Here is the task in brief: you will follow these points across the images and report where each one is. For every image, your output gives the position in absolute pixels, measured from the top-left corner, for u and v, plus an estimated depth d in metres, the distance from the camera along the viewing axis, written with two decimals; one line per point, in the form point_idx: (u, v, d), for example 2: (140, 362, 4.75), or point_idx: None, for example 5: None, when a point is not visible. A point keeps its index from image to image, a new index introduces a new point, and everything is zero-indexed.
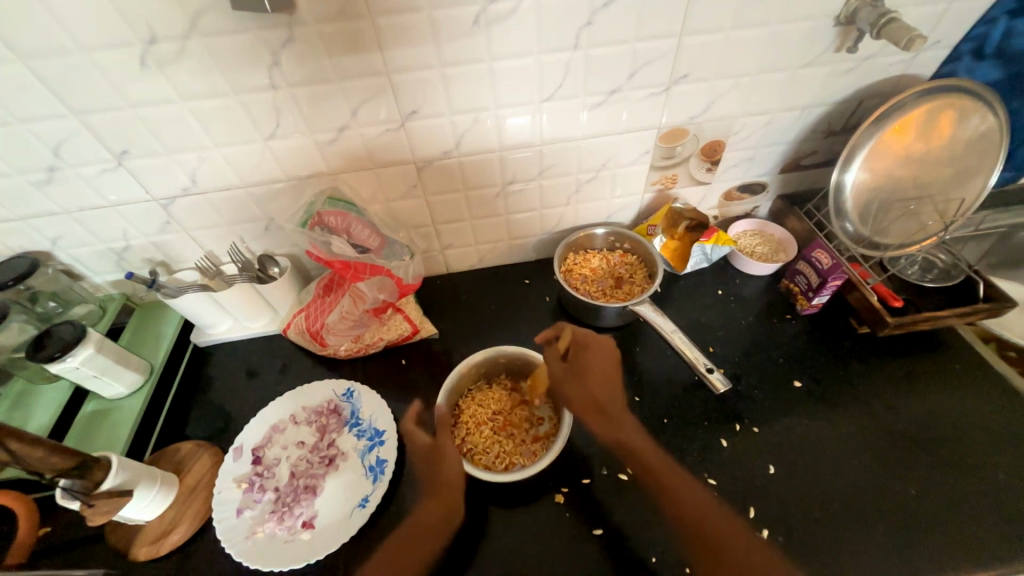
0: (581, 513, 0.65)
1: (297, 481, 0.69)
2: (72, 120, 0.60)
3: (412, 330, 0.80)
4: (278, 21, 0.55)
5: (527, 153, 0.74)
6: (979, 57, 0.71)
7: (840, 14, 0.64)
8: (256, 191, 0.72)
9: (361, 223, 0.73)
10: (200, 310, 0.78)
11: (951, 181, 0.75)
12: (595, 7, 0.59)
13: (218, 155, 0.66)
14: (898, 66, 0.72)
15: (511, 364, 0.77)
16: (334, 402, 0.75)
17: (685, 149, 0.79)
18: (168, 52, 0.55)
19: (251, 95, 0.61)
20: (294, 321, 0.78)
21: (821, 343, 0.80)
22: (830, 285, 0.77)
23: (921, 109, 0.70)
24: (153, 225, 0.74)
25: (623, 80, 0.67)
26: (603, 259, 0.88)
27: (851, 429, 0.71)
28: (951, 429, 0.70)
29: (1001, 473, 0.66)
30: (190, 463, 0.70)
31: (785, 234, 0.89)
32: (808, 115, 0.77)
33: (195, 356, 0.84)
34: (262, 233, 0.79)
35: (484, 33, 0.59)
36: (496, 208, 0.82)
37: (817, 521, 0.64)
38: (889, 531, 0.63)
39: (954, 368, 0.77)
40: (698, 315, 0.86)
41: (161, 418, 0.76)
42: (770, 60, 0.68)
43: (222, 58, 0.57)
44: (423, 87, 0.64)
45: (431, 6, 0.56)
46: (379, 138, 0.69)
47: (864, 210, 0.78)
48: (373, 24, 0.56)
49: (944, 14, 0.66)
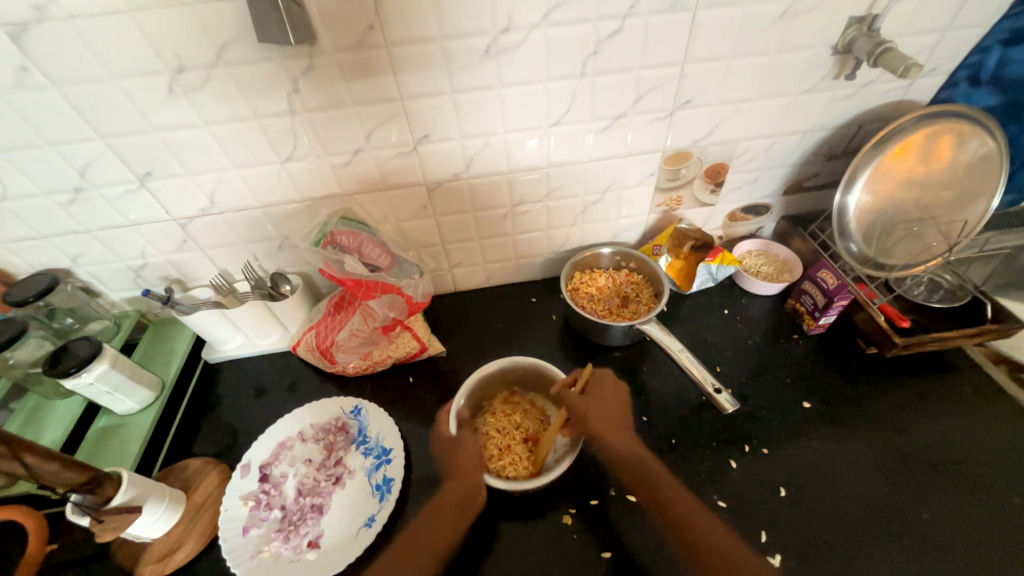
0: (590, 536, 0.64)
1: (304, 499, 0.69)
2: (100, 143, 0.62)
3: (420, 348, 0.81)
4: (300, 51, 0.57)
5: (535, 174, 0.76)
6: (975, 83, 0.73)
7: (837, 42, 0.66)
8: (271, 211, 0.74)
9: (372, 242, 0.75)
10: (212, 327, 0.79)
11: (953, 204, 0.76)
12: (601, 37, 0.62)
13: (236, 176, 0.69)
14: (896, 93, 0.74)
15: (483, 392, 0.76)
16: (342, 419, 0.76)
17: (689, 171, 0.81)
18: (195, 80, 0.58)
19: (272, 120, 0.63)
20: (305, 338, 0.80)
21: (829, 362, 0.80)
22: (836, 305, 0.77)
23: (920, 134, 0.72)
24: (171, 244, 0.76)
25: (628, 106, 0.70)
26: (609, 278, 0.89)
27: (863, 451, 0.70)
28: (963, 451, 0.70)
29: (1018, 498, 0.65)
30: (197, 479, 0.71)
31: (790, 255, 0.90)
32: (810, 139, 0.79)
33: (206, 372, 0.85)
34: (276, 252, 0.81)
35: (494, 62, 0.62)
36: (503, 228, 0.84)
37: (830, 544, 0.63)
38: (906, 558, 0.61)
39: (963, 389, 0.76)
40: (705, 335, 0.86)
41: (171, 434, 0.77)
42: (771, 86, 0.70)
43: (245, 85, 0.60)
44: (436, 112, 0.66)
45: (444, 36, 0.59)
46: (392, 161, 0.71)
47: (868, 231, 0.78)
48: (388, 53, 0.59)
49: (939, 44, 0.68)
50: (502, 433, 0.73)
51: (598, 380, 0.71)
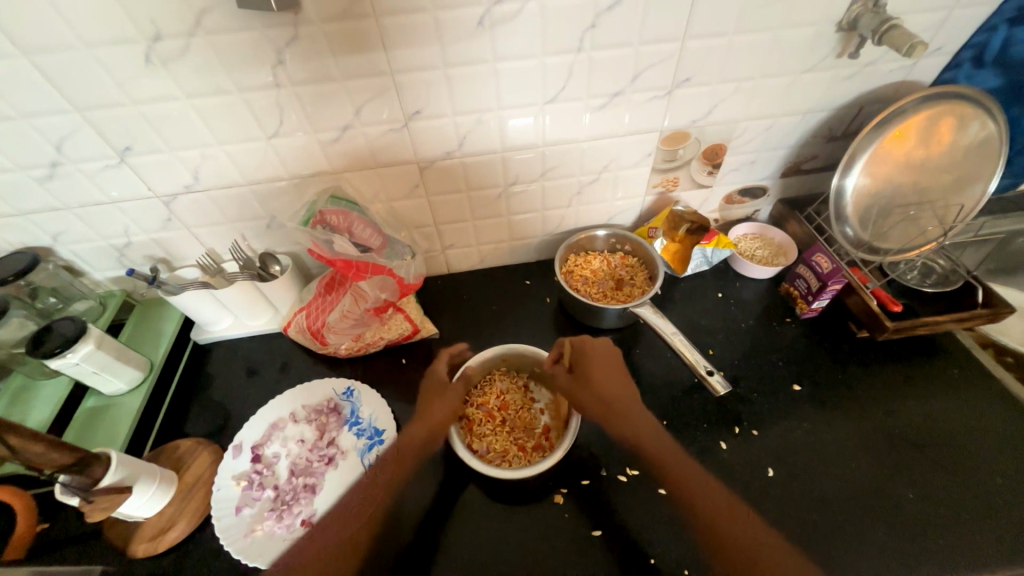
0: (581, 514, 0.65)
1: (296, 479, 0.69)
2: (75, 116, 0.60)
3: (413, 329, 0.80)
4: (284, 19, 0.55)
5: (530, 154, 0.75)
6: (979, 64, 0.72)
7: (841, 20, 0.64)
8: (258, 190, 0.72)
9: (362, 222, 0.73)
10: (200, 307, 0.78)
11: (950, 188, 0.76)
12: (599, 9, 0.59)
13: (221, 153, 0.67)
14: (899, 73, 0.73)
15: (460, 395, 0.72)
16: (334, 400, 0.75)
17: (686, 152, 0.79)
18: (174, 50, 0.55)
19: (256, 93, 0.61)
20: (296, 319, 0.79)
21: (820, 345, 0.81)
22: (830, 289, 0.77)
23: (922, 116, 0.71)
24: (156, 222, 0.74)
25: (626, 83, 0.68)
26: (604, 261, 0.89)
27: (848, 432, 0.71)
28: (949, 435, 0.71)
29: (999, 478, 0.66)
30: (189, 459, 0.70)
31: (785, 238, 0.90)
32: (810, 120, 0.78)
33: (196, 353, 0.84)
34: (264, 231, 0.79)
35: (488, 35, 0.59)
36: (497, 209, 0.83)
37: (815, 523, 0.64)
38: (887, 536, 0.63)
39: (951, 373, 0.77)
40: (698, 317, 0.86)
41: (161, 415, 0.76)
42: (772, 65, 0.69)
43: (226, 56, 0.57)
44: (427, 87, 0.64)
45: (436, 6, 0.56)
46: (382, 138, 0.69)
47: (865, 214, 0.78)
48: (378, 24, 0.57)
49: (945, 22, 0.67)
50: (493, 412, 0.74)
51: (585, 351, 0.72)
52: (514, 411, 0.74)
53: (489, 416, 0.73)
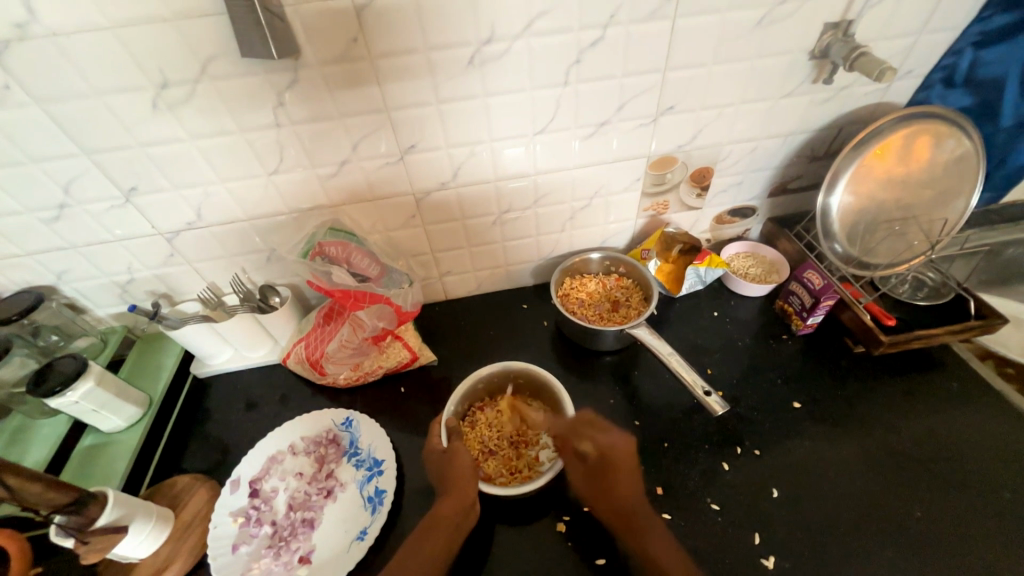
0: (585, 543, 0.64)
1: (294, 513, 0.68)
2: (84, 159, 0.62)
3: (412, 357, 0.80)
4: (284, 65, 0.58)
5: (523, 182, 0.77)
6: (950, 85, 0.74)
7: (813, 48, 0.68)
8: (259, 224, 0.74)
9: (360, 253, 0.75)
10: (202, 341, 0.79)
11: (934, 203, 0.78)
12: (583, 46, 0.62)
13: (223, 190, 0.69)
14: (874, 95, 0.76)
15: (469, 435, 0.73)
16: (333, 431, 0.75)
17: (674, 176, 0.82)
18: (179, 95, 0.58)
19: (257, 133, 0.63)
20: (295, 350, 0.79)
21: (818, 362, 0.81)
22: (823, 305, 0.78)
23: (898, 134, 0.73)
24: (158, 258, 0.76)
25: (612, 113, 0.70)
26: (599, 283, 0.90)
27: (852, 449, 0.71)
28: (954, 450, 0.70)
29: (1007, 493, 0.66)
30: (186, 497, 0.69)
31: (777, 256, 0.91)
32: (792, 142, 0.81)
33: (195, 387, 0.85)
34: (264, 264, 0.80)
35: (478, 72, 0.62)
36: (493, 235, 0.84)
37: (823, 546, 0.63)
38: (897, 557, 0.61)
39: (951, 386, 0.77)
40: (695, 338, 0.87)
41: (158, 451, 0.76)
42: (751, 91, 0.72)
43: (228, 99, 0.60)
44: (421, 122, 0.66)
45: (428, 48, 0.59)
46: (379, 171, 0.71)
47: (852, 231, 0.79)
48: (373, 65, 0.59)
49: (913, 47, 0.70)
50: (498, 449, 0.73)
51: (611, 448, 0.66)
52: (502, 422, 0.75)
53: (486, 440, 0.73)
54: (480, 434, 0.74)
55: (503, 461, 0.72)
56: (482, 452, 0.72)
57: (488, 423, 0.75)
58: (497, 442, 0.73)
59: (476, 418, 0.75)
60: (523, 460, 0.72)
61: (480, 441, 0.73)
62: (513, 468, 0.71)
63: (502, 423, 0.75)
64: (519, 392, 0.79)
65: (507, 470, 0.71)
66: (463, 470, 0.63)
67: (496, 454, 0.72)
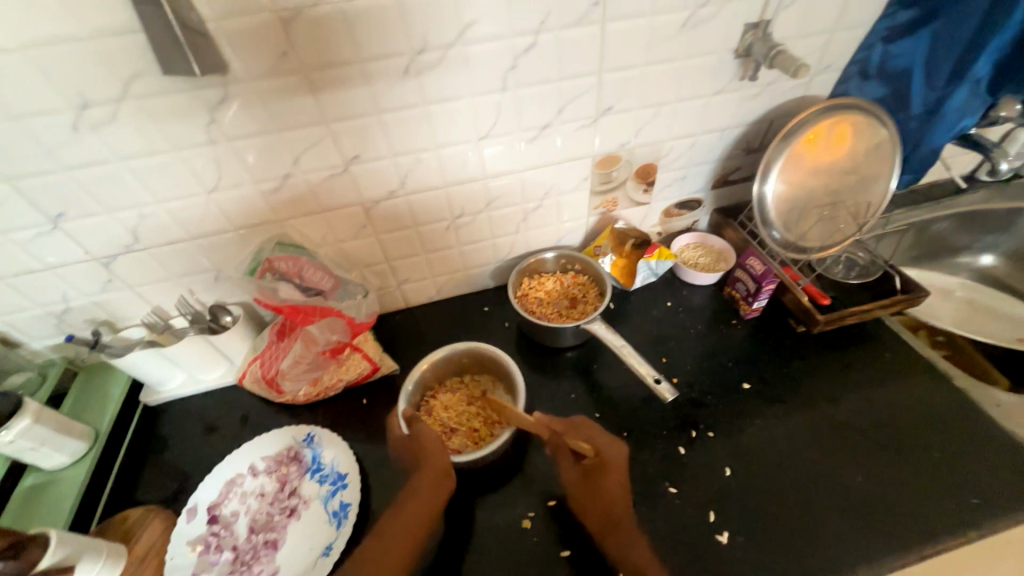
0: (551, 536, 0.66)
1: (256, 536, 0.67)
2: (3, 186, 0.59)
3: (372, 368, 0.80)
4: (212, 81, 0.56)
5: (472, 187, 0.78)
6: (866, 77, 0.80)
7: (737, 47, 0.71)
8: (202, 243, 0.72)
9: (313, 266, 0.75)
10: (151, 367, 0.77)
11: (858, 188, 0.83)
12: (517, 52, 0.64)
13: (160, 210, 0.67)
14: (799, 89, 0.81)
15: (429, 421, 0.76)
16: (295, 448, 0.74)
17: (620, 174, 0.84)
18: (102, 116, 0.56)
19: (191, 150, 0.62)
20: (250, 370, 0.77)
21: (766, 344, 0.85)
22: (766, 289, 0.83)
23: (823, 124, 0.77)
24: (95, 285, 0.73)
25: (553, 116, 0.72)
26: (557, 281, 0.92)
27: (798, 424, 0.75)
28: (889, 417, 0.75)
29: (936, 452, 0.71)
30: (140, 530, 0.67)
31: (724, 245, 0.95)
32: (728, 136, 0.84)
33: (147, 416, 0.82)
34: (212, 283, 0.78)
35: (415, 81, 0.63)
36: (448, 240, 0.85)
37: (774, 517, 0.66)
38: (840, 520, 0.66)
39: (885, 357, 0.82)
40: (651, 328, 0.90)
41: (108, 486, 0.73)
42: (685, 89, 0.75)
43: (157, 118, 0.58)
44: (362, 133, 0.66)
45: (362, 59, 0.59)
46: (325, 184, 0.70)
47: (787, 217, 0.83)
48: (307, 79, 0.59)
49: (829, 43, 0.75)
50: (459, 425, 0.76)
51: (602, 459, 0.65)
52: (456, 401, 0.78)
53: (447, 421, 0.76)
54: (439, 418, 0.77)
55: (468, 435, 0.75)
56: (447, 432, 0.75)
57: (444, 406, 0.78)
58: (457, 420, 0.76)
59: (431, 406, 0.78)
60: (486, 426, 0.76)
61: (441, 423, 0.76)
62: (479, 436, 0.75)
63: (456, 402, 0.78)
64: (464, 372, 0.82)
65: (474, 441, 0.74)
66: (431, 448, 0.65)
67: (460, 432, 0.75)
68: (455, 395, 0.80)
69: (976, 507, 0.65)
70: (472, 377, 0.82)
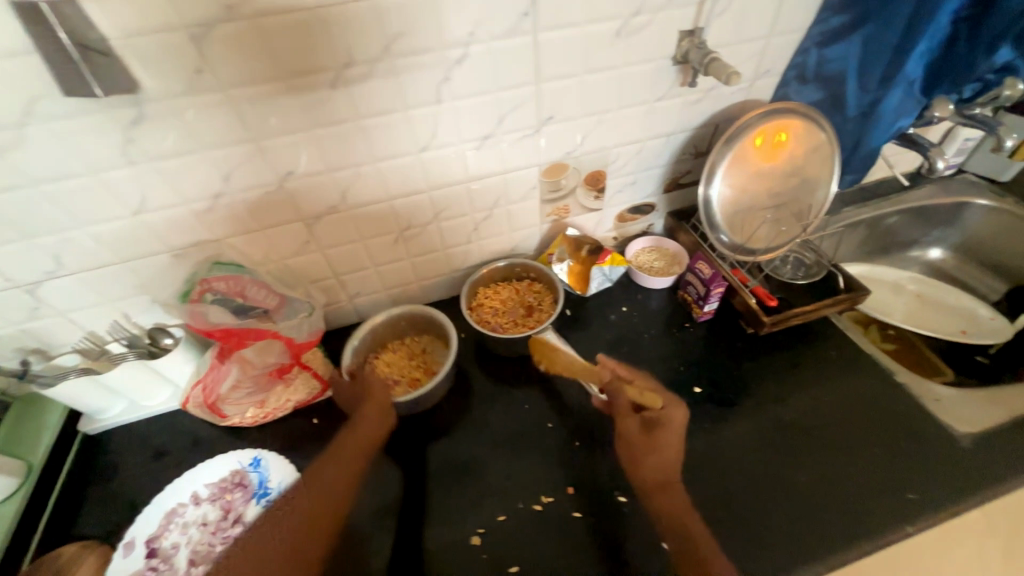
0: (498, 552, 0.66)
1: (197, 567, 0.66)
2: None
3: (323, 387, 0.80)
4: (126, 100, 0.54)
5: (418, 199, 0.77)
6: (803, 81, 0.82)
7: (675, 54, 0.72)
8: (134, 266, 0.69)
9: (256, 284, 0.74)
10: (87, 395, 0.74)
11: (801, 191, 0.85)
12: (450, 64, 0.63)
13: (84, 234, 0.64)
14: (740, 94, 0.82)
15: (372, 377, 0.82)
16: (240, 473, 0.72)
17: (569, 181, 0.84)
18: (8, 140, 0.54)
19: (110, 172, 0.59)
20: (192, 395, 0.74)
21: (717, 346, 0.86)
22: (714, 293, 0.83)
23: (764, 128, 0.78)
24: (22, 313, 0.70)
25: (494, 126, 0.71)
26: (512, 291, 0.91)
27: (746, 426, 0.76)
28: (833, 416, 0.77)
29: (876, 449, 0.73)
30: (72, 569, 0.64)
31: (678, 248, 0.95)
32: (674, 141, 0.85)
33: (87, 445, 0.79)
34: (150, 306, 0.75)
35: (345, 95, 0.61)
36: (397, 253, 0.84)
37: (719, 521, 0.67)
38: (782, 520, 0.67)
39: (831, 355, 0.84)
40: (607, 334, 0.90)
41: (43, 522, 0.70)
42: (627, 97, 0.75)
43: (69, 140, 0.55)
44: (293, 149, 0.64)
45: (285, 75, 0.57)
46: (260, 201, 0.69)
47: (732, 220, 0.84)
48: (228, 96, 0.57)
49: (766, 49, 0.76)
50: (401, 378, 0.82)
51: (666, 418, 0.67)
52: (397, 359, 0.84)
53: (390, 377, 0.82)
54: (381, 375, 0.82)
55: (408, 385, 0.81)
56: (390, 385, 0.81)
57: (387, 364, 0.84)
58: (399, 375, 0.82)
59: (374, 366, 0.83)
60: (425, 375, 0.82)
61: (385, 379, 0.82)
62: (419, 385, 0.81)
63: (397, 359, 0.84)
64: (404, 334, 0.88)
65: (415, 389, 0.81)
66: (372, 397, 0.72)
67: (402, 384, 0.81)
68: (396, 354, 0.85)
69: (912, 502, 0.67)
70: (412, 338, 0.87)
